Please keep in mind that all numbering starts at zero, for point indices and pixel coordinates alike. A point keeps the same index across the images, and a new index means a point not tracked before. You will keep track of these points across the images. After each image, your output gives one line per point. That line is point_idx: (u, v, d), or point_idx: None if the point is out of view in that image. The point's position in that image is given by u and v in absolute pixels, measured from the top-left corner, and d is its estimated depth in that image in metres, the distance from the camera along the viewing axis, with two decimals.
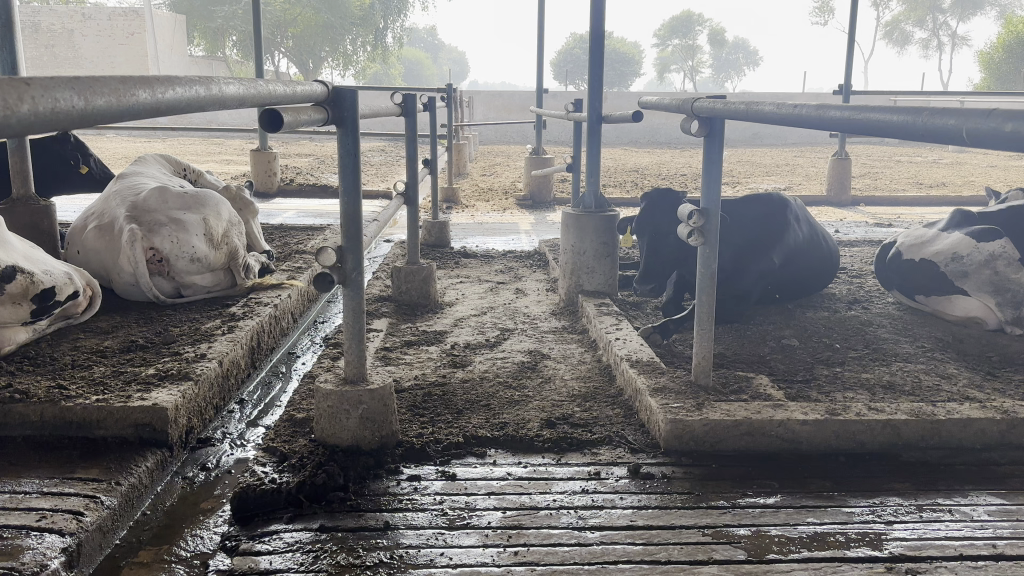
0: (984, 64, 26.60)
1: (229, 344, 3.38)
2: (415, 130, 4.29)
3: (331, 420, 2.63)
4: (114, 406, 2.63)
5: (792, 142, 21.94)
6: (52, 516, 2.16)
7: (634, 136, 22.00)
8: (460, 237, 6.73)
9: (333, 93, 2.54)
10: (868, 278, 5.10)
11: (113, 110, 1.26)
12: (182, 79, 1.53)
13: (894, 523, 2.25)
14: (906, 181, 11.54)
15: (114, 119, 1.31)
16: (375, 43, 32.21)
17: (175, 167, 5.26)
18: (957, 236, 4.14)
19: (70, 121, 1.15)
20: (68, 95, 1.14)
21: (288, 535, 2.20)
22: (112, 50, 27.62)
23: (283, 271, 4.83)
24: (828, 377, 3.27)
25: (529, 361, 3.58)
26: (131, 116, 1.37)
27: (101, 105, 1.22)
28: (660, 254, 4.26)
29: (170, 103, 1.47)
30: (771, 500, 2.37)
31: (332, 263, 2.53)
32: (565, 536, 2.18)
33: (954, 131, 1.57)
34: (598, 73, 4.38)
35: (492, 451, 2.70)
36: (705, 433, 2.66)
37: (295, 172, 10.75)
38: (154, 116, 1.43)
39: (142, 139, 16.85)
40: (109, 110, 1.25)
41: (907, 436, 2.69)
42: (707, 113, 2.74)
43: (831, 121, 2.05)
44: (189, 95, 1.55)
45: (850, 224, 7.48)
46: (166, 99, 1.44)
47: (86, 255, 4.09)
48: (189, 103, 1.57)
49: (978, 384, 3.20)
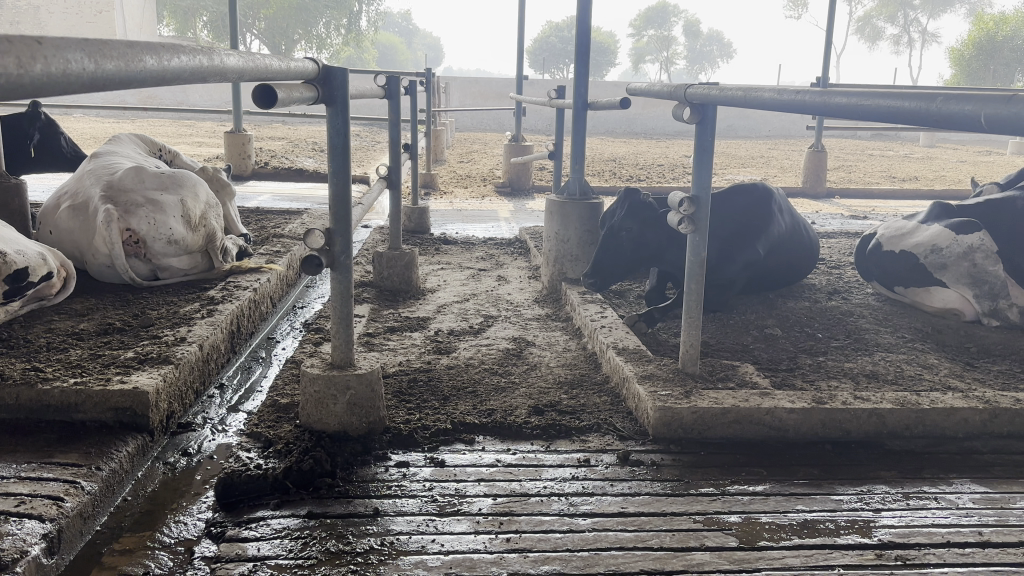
0: (954, 61, 26.99)
1: (209, 328, 3.32)
2: (399, 113, 4.21)
3: (318, 405, 2.59)
4: (93, 389, 2.57)
5: (766, 134, 22.09)
6: (32, 501, 2.10)
7: (610, 126, 22.02)
8: (439, 224, 6.68)
9: (322, 71, 2.45)
10: (846, 269, 5.15)
11: (122, 75, 1.22)
12: (185, 47, 1.49)
13: (882, 510, 2.27)
14: (879, 174, 11.68)
15: (121, 86, 1.26)
16: (349, 28, 31.79)
17: (150, 147, 5.15)
18: (937, 228, 4.18)
19: (78, 86, 1.10)
20: (78, 58, 1.10)
21: (275, 522, 2.16)
22: (79, 28, 26.97)
23: (261, 254, 4.76)
24: (812, 367, 3.30)
25: (514, 348, 3.56)
26: (138, 84, 1.32)
27: (110, 69, 1.18)
28: (613, 246, 4.09)
29: (175, 71, 1.43)
30: (759, 487, 2.38)
31: (320, 246, 2.48)
32: (556, 523, 2.17)
33: (971, 117, 1.57)
34: (585, 57, 4.32)
35: (481, 438, 2.68)
36: (694, 420, 2.67)
37: (270, 155, 10.61)
38: (159, 84, 1.38)
39: (112, 119, 16.46)
40: (118, 74, 1.21)
41: (892, 425, 2.71)
42: (701, 100, 2.73)
43: (836, 107, 2.05)
44: (193, 64, 1.51)
45: (826, 216, 7.57)
46: (171, 66, 1.40)
47: (58, 235, 3.99)
48: (194, 73, 1.52)
49: (959, 374, 3.25)
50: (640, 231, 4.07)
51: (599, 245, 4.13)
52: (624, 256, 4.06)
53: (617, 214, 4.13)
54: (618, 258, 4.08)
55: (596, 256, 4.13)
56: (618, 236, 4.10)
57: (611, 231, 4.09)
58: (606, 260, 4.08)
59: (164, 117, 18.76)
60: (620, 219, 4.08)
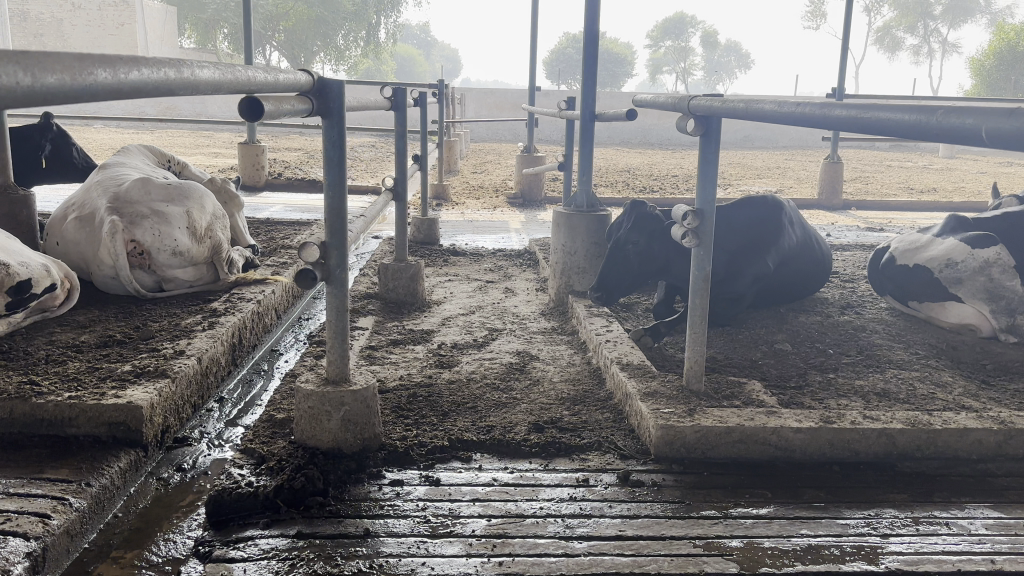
0: (975, 71, 26.69)
1: (209, 341, 3.29)
2: (405, 125, 4.17)
3: (312, 421, 2.55)
4: (87, 403, 2.54)
5: (783, 145, 21.95)
6: (18, 518, 2.06)
7: (626, 136, 21.97)
8: (449, 235, 6.66)
9: (318, 83, 2.43)
10: (861, 283, 5.05)
11: (65, 90, 1.17)
12: (148, 60, 1.45)
13: (890, 536, 2.19)
14: (896, 186, 11.52)
15: (70, 100, 1.22)
16: (368, 40, 31.95)
17: (159, 158, 5.16)
18: (952, 242, 4.12)
19: (14, 101, 1.06)
20: (11, 71, 1.05)
21: (264, 542, 2.12)
22: (101, 41, 27.45)
23: (268, 266, 4.75)
24: (821, 384, 3.21)
25: (517, 362, 3.51)
26: (90, 98, 1.28)
27: (50, 83, 1.13)
28: (618, 260, 4.03)
29: (134, 85, 1.39)
30: (763, 511, 2.30)
31: (315, 259, 2.43)
32: (551, 546, 2.11)
33: (972, 131, 1.51)
34: (593, 68, 4.27)
35: (478, 455, 2.62)
36: (697, 440, 2.60)
37: (283, 166, 10.66)
38: (115, 98, 1.34)
39: (132, 131, 16.66)
40: (61, 89, 1.16)
41: (903, 446, 2.63)
42: (704, 112, 2.67)
43: (835, 120, 2.00)
44: (156, 77, 1.46)
45: (841, 228, 7.46)
46: (129, 80, 1.36)
47: (64, 247, 3.98)
48: (157, 86, 1.48)
49: (974, 394, 3.15)
50: (647, 245, 4.01)
51: (605, 259, 4.07)
52: (630, 271, 4.00)
53: (624, 226, 4.08)
54: (624, 271, 4.02)
55: (601, 270, 4.07)
56: (624, 250, 4.04)
57: (617, 244, 4.03)
58: (612, 274, 4.03)
59: (184, 128, 18.93)
60: (626, 233, 4.03)
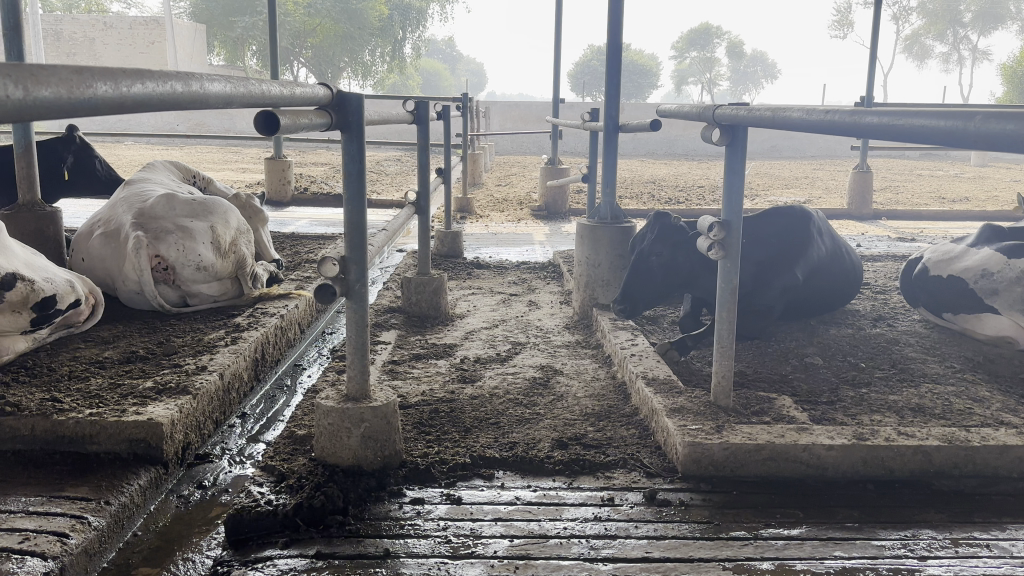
0: (1006, 77, 26.23)
1: (231, 356, 3.28)
2: (427, 138, 4.15)
3: (332, 439, 2.52)
4: (108, 421, 2.53)
5: (811, 155, 21.72)
6: (36, 537, 2.05)
7: (650, 147, 21.88)
8: (473, 248, 6.63)
9: (337, 97, 2.41)
10: (893, 295, 4.93)
11: (62, 103, 1.15)
12: (153, 72, 1.43)
13: (929, 558, 2.10)
14: (928, 196, 11.29)
15: (68, 115, 1.20)
16: (393, 55, 32.22)
17: (184, 173, 5.19)
18: (987, 252, 4.02)
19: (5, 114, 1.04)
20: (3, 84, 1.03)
21: (282, 562, 2.08)
22: (133, 60, 28.01)
23: (291, 280, 4.75)
24: (854, 400, 3.12)
25: (541, 376, 3.46)
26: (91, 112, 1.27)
27: (46, 96, 1.12)
28: (642, 273, 3.96)
29: (137, 98, 1.37)
30: (795, 531, 2.23)
31: (333, 274, 2.41)
32: (575, 568, 2.05)
33: (1015, 137, 1.44)
34: (615, 78, 4.22)
35: (500, 473, 2.57)
36: (725, 458, 2.52)
37: (309, 181, 10.74)
38: (117, 112, 1.32)
39: (162, 147, 16.94)
40: (56, 103, 1.14)
41: (939, 463, 2.54)
42: (730, 121, 2.61)
43: (867, 128, 1.93)
44: (162, 90, 1.45)
45: (872, 238, 7.33)
46: (131, 92, 1.34)
47: (90, 263, 4.00)
48: (164, 100, 1.46)
49: (1013, 409, 3.04)
50: (671, 256, 3.94)
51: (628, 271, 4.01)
52: (654, 283, 3.93)
53: (648, 237, 4.02)
54: (649, 283, 3.95)
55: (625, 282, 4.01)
56: (648, 262, 3.97)
57: (641, 256, 3.97)
58: (636, 287, 3.96)
59: (212, 144, 19.17)
60: (650, 244, 3.97)
